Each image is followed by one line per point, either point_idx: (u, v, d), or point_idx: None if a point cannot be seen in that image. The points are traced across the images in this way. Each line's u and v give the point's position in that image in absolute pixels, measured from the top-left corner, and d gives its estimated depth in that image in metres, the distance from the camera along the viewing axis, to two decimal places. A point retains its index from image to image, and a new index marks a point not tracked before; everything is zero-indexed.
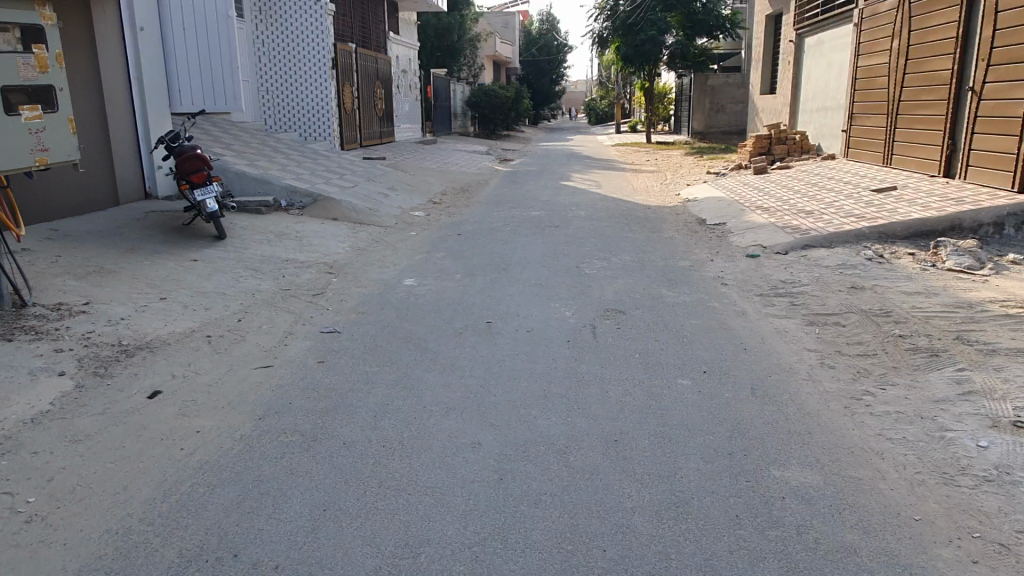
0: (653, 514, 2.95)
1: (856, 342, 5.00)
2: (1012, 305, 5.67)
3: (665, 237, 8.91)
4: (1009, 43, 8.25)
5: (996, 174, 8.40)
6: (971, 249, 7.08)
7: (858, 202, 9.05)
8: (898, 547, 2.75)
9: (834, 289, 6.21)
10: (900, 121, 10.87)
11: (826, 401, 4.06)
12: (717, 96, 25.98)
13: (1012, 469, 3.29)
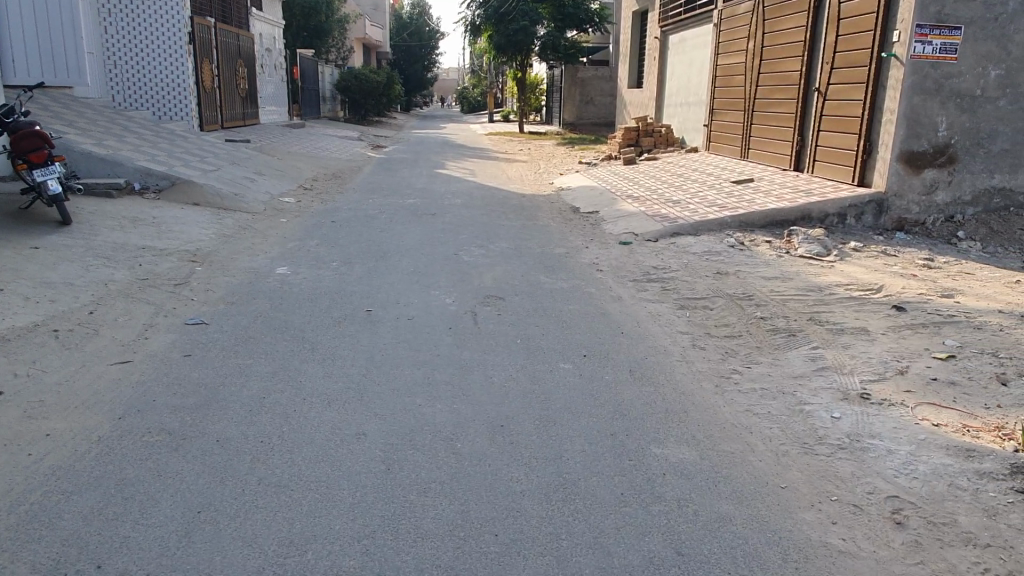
0: (543, 496, 2.98)
1: (723, 324, 5.30)
2: (855, 288, 6.21)
3: (540, 224, 9.03)
4: (850, 49, 8.98)
5: (838, 168, 9.17)
6: (819, 237, 7.69)
7: (720, 192, 9.59)
8: (767, 514, 2.93)
9: (701, 274, 6.55)
10: (755, 117, 11.62)
11: (698, 380, 4.28)
12: (586, 88, 26.77)
13: (862, 436, 3.60)
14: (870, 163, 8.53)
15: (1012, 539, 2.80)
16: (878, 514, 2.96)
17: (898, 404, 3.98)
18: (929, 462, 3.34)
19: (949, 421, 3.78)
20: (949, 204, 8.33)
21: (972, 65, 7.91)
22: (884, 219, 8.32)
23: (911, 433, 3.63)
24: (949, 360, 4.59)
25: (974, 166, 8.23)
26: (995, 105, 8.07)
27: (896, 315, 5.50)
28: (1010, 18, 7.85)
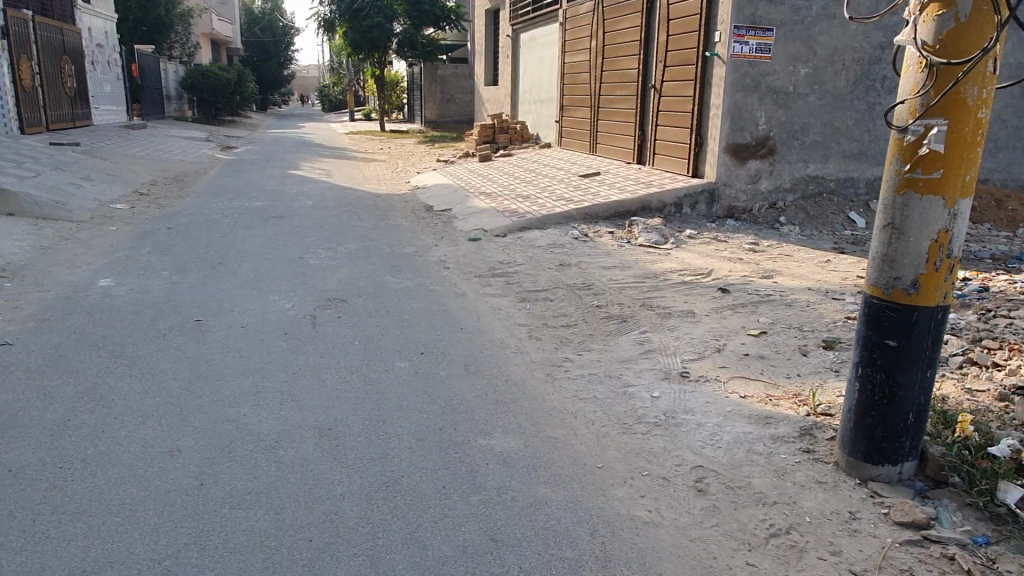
0: (363, 497, 2.97)
1: (561, 315, 5.47)
2: (687, 274, 6.59)
3: (391, 224, 8.96)
4: (680, 49, 9.51)
5: (674, 161, 9.73)
6: (657, 226, 8.11)
7: (568, 186, 9.90)
8: (581, 494, 3.07)
9: (544, 267, 6.73)
10: (600, 113, 12.09)
11: (531, 370, 4.40)
12: (446, 86, 26.83)
13: (677, 412, 3.84)
14: (702, 156, 9.10)
15: (795, 495, 3.07)
16: (683, 484, 3.17)
17: (711, 380, 4.28)
18: (732, 432, 3.61)
19: (755, 392, 4.11)
20: (772, 192, 9.00)
21: (785, 64, 8.55)
22: (715, 207, 8.90)
23: (720, 407, 3.90)
24: (761, 336, 4.97)
25: (791, 157, 8.93)
26: (806, 101, 8.76)
27: (720, 297, 5.89)
28: (815, 21, 8.48)
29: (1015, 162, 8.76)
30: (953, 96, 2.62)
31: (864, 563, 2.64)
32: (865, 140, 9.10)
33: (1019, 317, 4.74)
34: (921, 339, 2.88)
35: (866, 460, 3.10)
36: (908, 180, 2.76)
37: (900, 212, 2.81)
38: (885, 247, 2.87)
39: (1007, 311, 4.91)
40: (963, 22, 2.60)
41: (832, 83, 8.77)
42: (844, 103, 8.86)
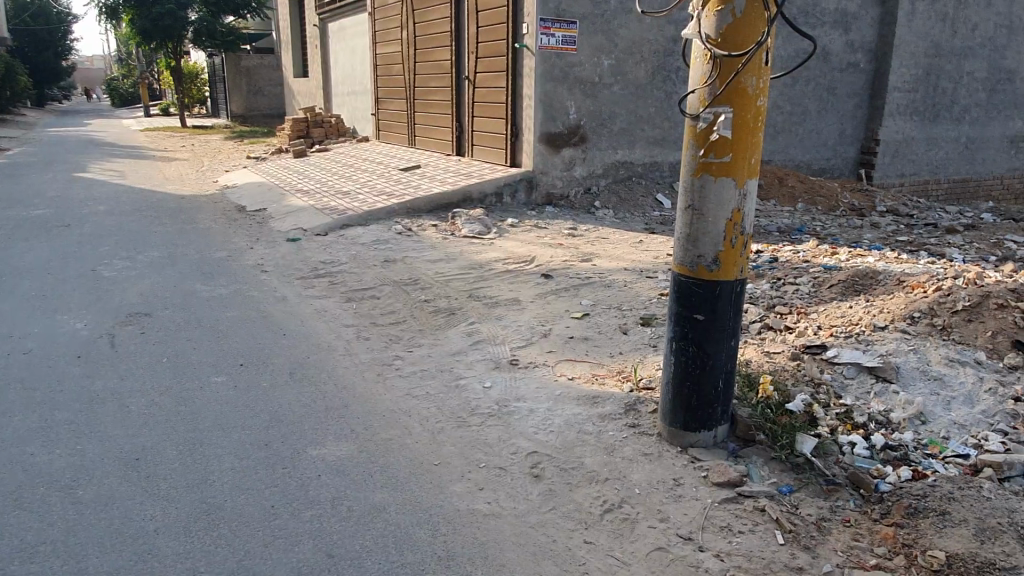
0: (180, 530, 2.71)
1: (389, 312, 5.35)
2: (511, 262, 6.71)
3: (199, 228, 8.31)
4: (490, 40, 9.64)
5: (492, 151, 9.86)
6: (479, 217, 8.18)
7: (388, 180, 9.72)
8: (418, 494, 3.01)
9: (368, 264, 6.55)
10: (417, 105, 11.99)
11: (360, 371, 4.26)
12: (253, 78, 25.37)
13: (509, 401, 3.88)
14: (519, 145, 9.29)
15: (624, 469, 3.20)
16: (519, 471, 3.20)
17: (540, 365, 4.37)
18: (562, 414, 3.69)
19: (581, 373, 4.25)
20: (586, 178, 9.39)
21: (589, 55, 8.92)
22: (534, 195, 9.13)
23: (550, 391, 3.98)
24: (583, 318, 5.15)
25: (601, 144, 9.35)
26: (611, 91, 9.19)
27: (544, 283, 6.04)
28: (614, 15, 8.91)
29: (791, 144, 9.78)
30: (736, 86, 2.84)
31: (689, 525, 2.80)
32: (666, 127, 9.72)
33: (803, 283, 5.29)
34: (725, 311, 3.10)
35: (684, 428, 3.30)
36: (703, 164, 2.96)
37: (698, 194, 3.00)
38: (688, 228, 3.06)
39: (793, 279, 5.45)
40: (738, 17, 2.81)
41: (633, 74, 9.27)
42: (645, 92, 9.40)
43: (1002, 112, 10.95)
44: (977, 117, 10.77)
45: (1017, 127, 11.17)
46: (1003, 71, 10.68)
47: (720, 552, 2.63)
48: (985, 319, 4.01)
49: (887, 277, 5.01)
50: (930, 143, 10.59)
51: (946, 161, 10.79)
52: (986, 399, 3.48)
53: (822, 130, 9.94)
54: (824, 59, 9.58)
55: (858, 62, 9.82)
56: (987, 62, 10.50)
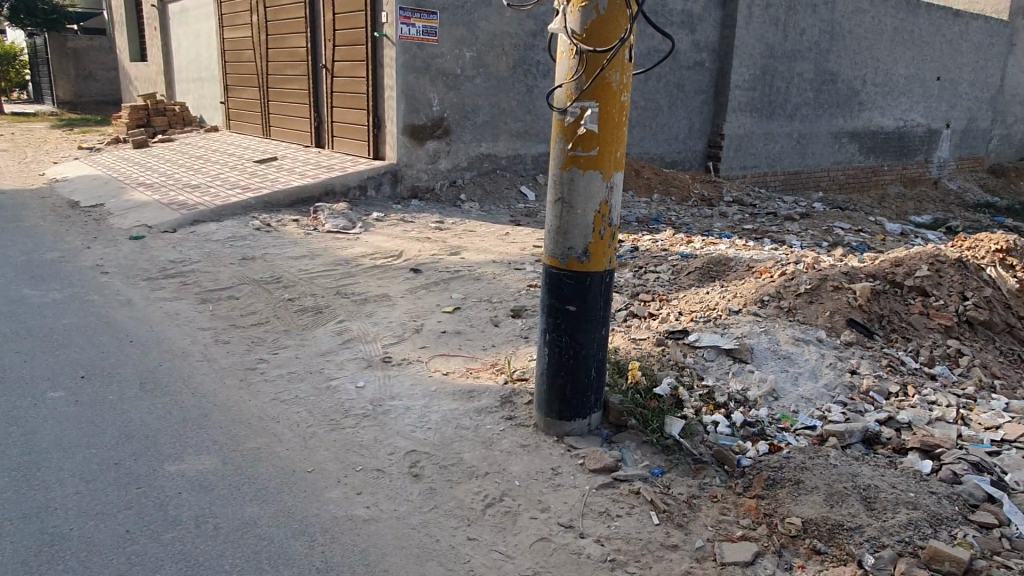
0: (19, 566, 2.43)
1: (250, 313, 5.06)
2: (379, 257, 6.55)
3: (24, 226, 7.47)
4: (347, 29, 9.34)
5: (354, 143, 9.58)
6: (343, 211, 7.92)
7: (242, 173, 9.21)
8: (292, 504, 2.87)
9: (225, 263, 6.17)
10: (271, 94, 11.42)
11: (220, 378, 4.00)
12: (82, 61, 23.19)
13: (384, 400, 3.77)
14: (381, 137, 9.08)
15: (504, 462, 3.20)
16: (398, 472, 3.13)
17: (413, 362, 4.28)
18: (439, 411, 3.64)
19: (455, 367, 4.20)
20: (451, 171, 9.33)
21: (451, 47, 8.85)
22: (399, 188, 8.98)
23: (425, 387, 3.92)
24: (455, 312, 5.10)
25: (464, 136, 9.31)
26: (473, 83, 9.16)
27: (413, 278, 5.93)
28: (474, 7, 8.89)
29: (645, 138, 10.24)
30: (601, 81, 2.89)
31: (569, 513, 2.84)
32: (528, 120, 9.82)
33: (663, 271, 5.53)
34: (595, 302, 3.17)
35: (560, 417, 3.35)
36: (571, 157, 3.00)
37: (567, 187, 3.04)
38: (558, 220, 3.09)
39: (654, 267, 5.69)
40: (602, 13, 2.85)
41: (494, 67, 9.28)
42: (506, 85, 9.45)
43: (827, 110, 12.01)
44: (807, 114, 11.75)
45: (839, 124, 12.29)
46: (827, 73, 11.71)
47: (600, 537, 2.69)
48: (824, 300, 4.37)
49: (738, 263, 5.35)
50: (768, 137, 11.39)
51: (782, 155, 11.69)
52: (828, 374, 3.80)
53: (672, 125, 10.47)
54: (674, 57, 10.09)
55: (703, 61, 10.42)
56: (814, 64, 11.47)
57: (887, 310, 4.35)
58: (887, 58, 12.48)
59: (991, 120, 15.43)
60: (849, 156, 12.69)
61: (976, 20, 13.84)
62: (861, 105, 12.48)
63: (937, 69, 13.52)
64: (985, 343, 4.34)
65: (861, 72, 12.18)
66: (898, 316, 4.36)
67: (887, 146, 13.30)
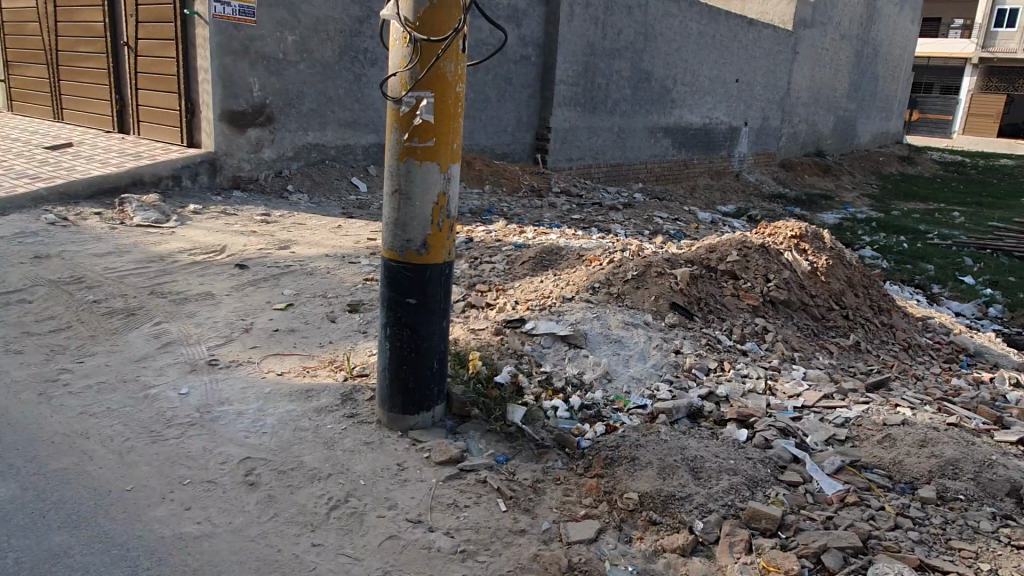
0: None
1: (47, 319, 4.50)
2: (199, 253, 6.08)
3: None
4: (152, 4, 8.53)
5: (165, 129, 8.81)
6: (154, 203, 7.24)
7: (30, 161, 8.17)
8: (110, 528, 2.60)
9: (13, 262, 5.44)
10: (62, 73, 10.24)
11: (14, 394, 3.52)
12: None
13: (211, 406, 3.51)
14: (195, 124, 8.41)
15: (347, 461, 3.09)
16: (232, 482, 2.93)
17: (243, 363, 4.00)
18: (274, 413, 3.44)
19: (291, 367, 3.97)
20: (276, 160, 8.71)
21: (271, 29, 8.22)
22: (219, 178, 8.29)
23: (257, 389, 3.69)
24: (287, 309, 4.83)
25: (289, 124, 8.70)
26: (297, 69, 8.57)
27: (238, 275, 5.56)
28: None
29: (475, 130, 10.33)
30: (435, 72, 2.86)
31: (417, 508, 2.81)
32: (357, 109, 9.29)
33: (498, 262, 5.61)
34: (436, 294, 3.15)
35: (404, 412, 3.29)
36: (407, 148, 2.95)
37: (405, 179, 2.99)
38: (396, 212, 3.03)
39: (490, 258, 5.75)
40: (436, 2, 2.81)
41: (320, 52, 8.72)
42: (333, 72, 8.91)
43: (643, 107, 12.77)
44: (625, 110, 12.43)
45: (654, 120, 13.13)
46: (642, 71, 12.46)
47: (450, 530, 2.68)
48: (649, 285, 4.64)
49: (568, 253, 5.55)
50: (591, 131, 11.90)
51: (604, 148, 12.27)
52: (655, 354, 4.05)
53: (501, 117, 10.65)
54: (501, 50, 10.27)
55: (529, 56, 10.69)
56: (630, 63, 12.15)
57: (703, 293, 4.71)
58: (693, 60, 13.50)
59: (780, 120, 17.19)
60: (663, 150, 13.59)
61: (766, 29, 15.33)
62: (672, 102, 13.41)
63: (735, 72, 14.84)
64: (785, 320, 4.82)
65: (672, 72, 13.08)
66: (713, 298, 4.72)
67: (695, 142, 14.40)
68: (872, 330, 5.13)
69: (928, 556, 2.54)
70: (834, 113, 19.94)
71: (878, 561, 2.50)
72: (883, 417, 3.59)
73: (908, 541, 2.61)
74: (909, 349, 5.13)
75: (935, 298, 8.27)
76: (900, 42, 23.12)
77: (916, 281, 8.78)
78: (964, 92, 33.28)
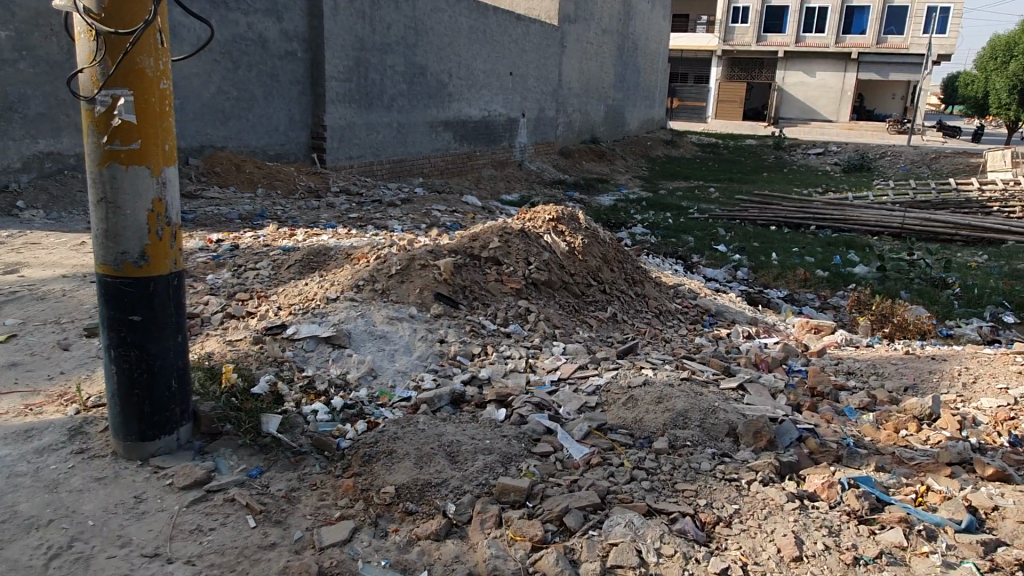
0: None
1: None
2: None
3: None
4: None
5: None
6: None
7: None
8: None
9: None
10: None
11: None
12: None
13: None
14: None
15: (73, 503, 2.77)
16: None
17: None
18: None
19: (9, 408, 3.48)
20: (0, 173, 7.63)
21: None
22: None
23: None
24: (8, 341, 4.25)
25: (13, 132, 7.65)
26: (16, 68, 7.55)
27: None
28: None
29: (242, 130, 9.77)
30: (129, 66, 2.63)
31: (155, 541, 2.59)
32: None
33: (263, 267, 5.32)
34: (164, 308, 2.92)
35: (142, 439, 3.01)
36: (109, 152, 2.69)
37: (110, 186, 2.72)
38: (104, 223, 2.76)
39: (254, 264, 5.44)
40: None
41: (44, 49, 7.75)
42: (63, 71, 7.95)
43: (420, 101, 12.80)
44: (402, 105, 12.38)
45: (433, 114, 13.24)
46: (416, 66, 12.48)
47: (190, 558, 2.51)
48: (413, 278, 4.67)
49: (336, 252, 5.43)
50: (369, 127, 11.71)
51: (384, 144, 12.13)
52: (419, 346, 4.08)
53: (270, 116, 10.16)
54: (262, 45, 9.79)
55: (294, 51, 10.29)
56: (403, 57, 12.12)
57: (468, 281, 4.83)
58: (466, 54, 13.77)
59: (555, 111, 18.06)
60: (445, 144, 13.75)
61: (533, 25, 16.02)
62: (449, 96, 13.59)
63: (508, 65, 15.35)
64: (547, 300, 5.07)
65: (446, 66, 13.24)
66: (477, 285, 4.86)
67: (476, 134, 14.71)
68: (627, 301, 5.56)
69: (656, 502, 2.79)
70: (604, 102, 21.34)
71: (612, 514, 2.70)
72: (628, 380, 3.90)
73: (641, 491, 2.85)
74: (660, 315, 5.62)
75: (692, 267, 9.13)
76: (655, 37, 25.22)
77: (677, 253, 9.64)
78: (713, 81, 37.18)
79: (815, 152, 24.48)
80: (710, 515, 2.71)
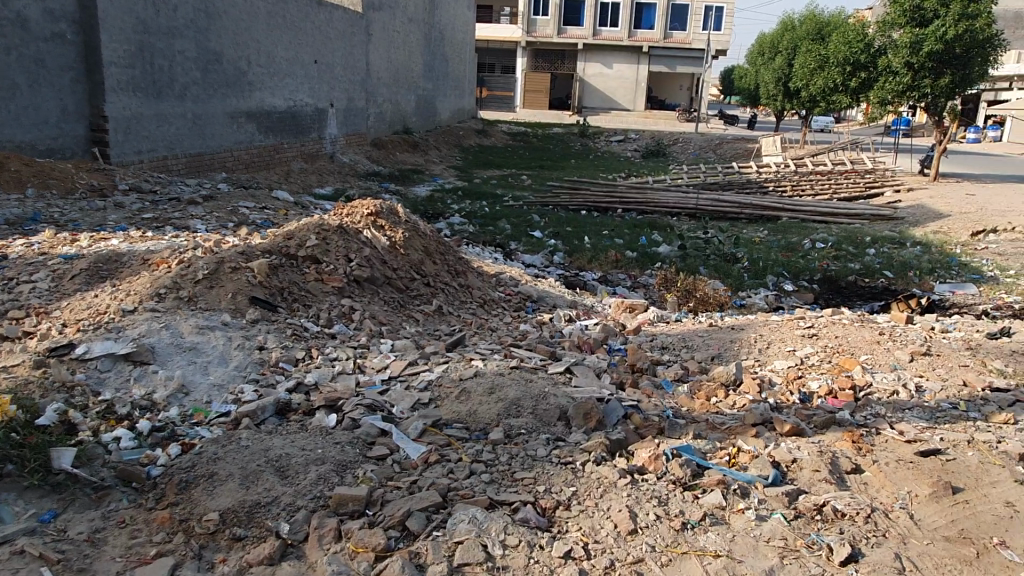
0: None
1: None
2: None
3: None
4: None
5: None
6: None
7: None
8: None
9: None
10: None
11: None
12: None
13: None
14: None
15: None
16: None
17: None
18: None
19: None
20: None
21: None
22: None
23: None
24: None
25: None
26: None
27: None
28: None
29: (3, 122, 8.52)
30: None
31: None
32: None
33: (40, 279, 4.66)
34: None
35: None
36: None
37: None
38: None
39: (28, 276, 4.75)
40: None
41: None
42: None
43: (217, 90, 11.92)
44: (197, 94, 11.44)
45: (232, 104, 12.39)
46: (210, 52, 11.59)
47: None
48: (224, 283, 4.34)
49: (130, 258, 4.90)
50: (160, 119, 10.70)
51: (179, 136, 11.13)
52: (236, 356, 3.79)
53: (37, 106, 8.95)
54: (22, 26, 8.60)
55: (63, 33, 9.14)
56: (194, 42, 11.20)
57: (285, 283, 4.58)
58: (265, 40, 13.01)
59: (364, 100, 17.62)
60: (248, 136, 12.93)
61: (336, 11, 15.47)
62: (249, 85, 12.78)
63: (312, 53, 14.72)
64: (372, 296, 4.93)
65: (243, 53, 12.43)
66: (295, 286, 4.62)
67: (281, 125, 13.98)
68: (452, 293, 5.54)
69: (497, 493, 2.80)
70: (414, 92, 21.16)
71: (454, 511, 2.67)
72: (459, 372, 3.88)
73: (481, 484, 2.85)
74: (484, 304, 5.67)
75: (511, 254, 9.32)
76: (461, 27, 25.41)
77: (496, 241, 9.78)
78: (520, 72, 38.22)
79: (616, 139, 25.99)
80: (550, 501, 2.76)
